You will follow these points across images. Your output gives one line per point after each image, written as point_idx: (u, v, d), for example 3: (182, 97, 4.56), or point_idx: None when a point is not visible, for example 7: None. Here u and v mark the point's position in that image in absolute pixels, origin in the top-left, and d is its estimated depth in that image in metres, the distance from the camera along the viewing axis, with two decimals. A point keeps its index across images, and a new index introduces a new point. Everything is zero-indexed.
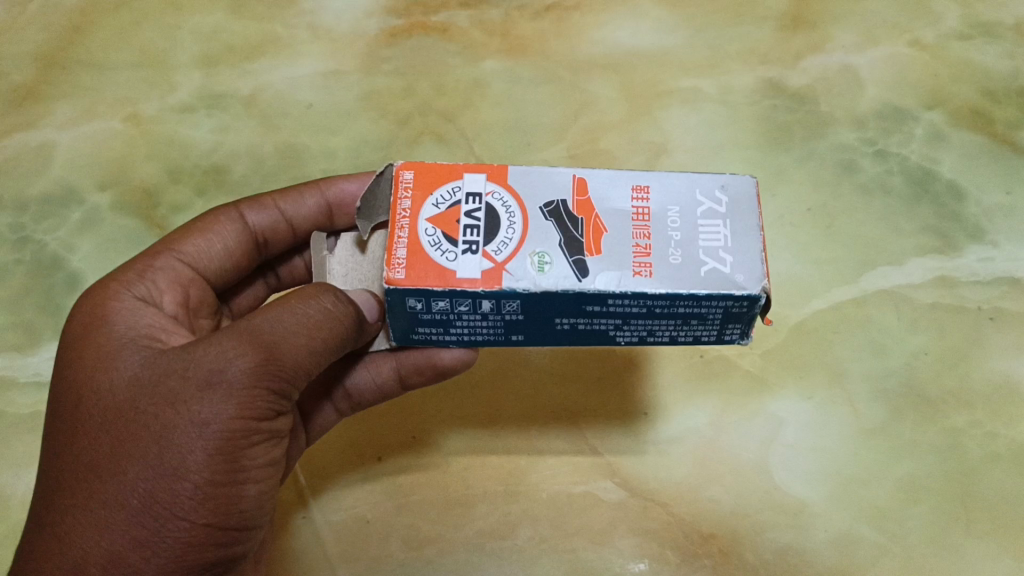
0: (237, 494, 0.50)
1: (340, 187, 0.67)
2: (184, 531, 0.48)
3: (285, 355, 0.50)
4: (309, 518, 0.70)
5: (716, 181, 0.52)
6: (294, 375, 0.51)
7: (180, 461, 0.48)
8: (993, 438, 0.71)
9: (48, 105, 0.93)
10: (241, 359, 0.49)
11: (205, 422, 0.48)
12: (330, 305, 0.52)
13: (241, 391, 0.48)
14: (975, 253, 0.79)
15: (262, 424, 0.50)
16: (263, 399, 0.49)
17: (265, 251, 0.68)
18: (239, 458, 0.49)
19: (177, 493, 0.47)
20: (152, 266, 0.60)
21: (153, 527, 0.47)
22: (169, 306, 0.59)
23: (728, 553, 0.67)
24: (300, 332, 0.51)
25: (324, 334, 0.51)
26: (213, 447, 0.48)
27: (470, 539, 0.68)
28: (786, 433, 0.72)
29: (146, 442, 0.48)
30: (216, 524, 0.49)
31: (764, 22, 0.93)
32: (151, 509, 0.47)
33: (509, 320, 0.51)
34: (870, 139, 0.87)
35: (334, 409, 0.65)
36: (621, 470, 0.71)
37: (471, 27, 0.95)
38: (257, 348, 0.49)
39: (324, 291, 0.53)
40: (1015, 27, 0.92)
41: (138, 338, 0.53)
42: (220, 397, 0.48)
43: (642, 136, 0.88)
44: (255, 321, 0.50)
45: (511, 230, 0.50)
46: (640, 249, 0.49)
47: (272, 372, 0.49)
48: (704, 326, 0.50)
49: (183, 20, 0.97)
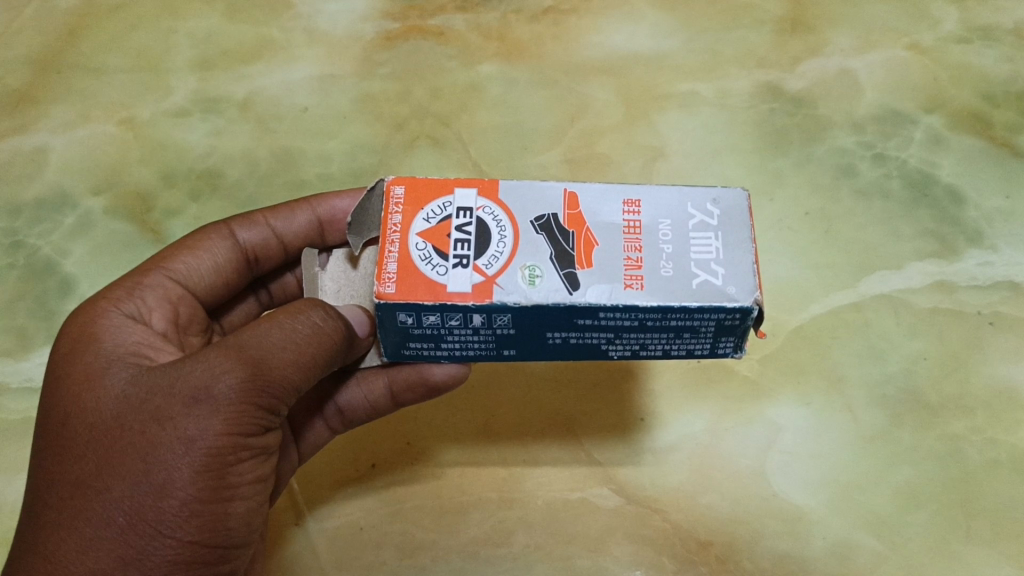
0: (224, 511, 0.49)
1: (332, 203, 0.67)
2: (170, 549, 0.47)
3: (272, 371, 0.50)
4: (302, 525, 0.69)
5: (707, 195, 0.51)
6: (282, 392, 0.50)
7: (166, 478, 0.47)
8: (993, 444, 0.70)
9: (43, 108, 0.92)
10: (227, 376, 0.48)
11: (191, 439, 0.47)
12: (319, 321, 0.51)
13: (228, 407, 0.48)
14: (974, 258, 0.79)
15: (249, 441, 0.49)
16: (251, 415, 0.49)
17: (256, 268, 0.67)
18: (226, 474, 0.49)
19: (163, 510, 0.47)
20: (141, 283, 0.59)
21: (139, 545, 0.47)
22: (159, 323, 0.58)
23: (725, 561, 0.66)
24: (288, 348, 0.50)
25: (314, 349, 0.51)
26: (200, 463, 0.48)
27: (464, 547, 0.67)
28: (783, 439, 0.71)
29: (133, 459, 0.47)
30: (203, 541, 0.48)
31: (761, 25, 0.93)
32: (138, 527, 0.47)
33: (500, 334, 0.50)
34: (868, 143, 0.86)
35: (325, 425, 0.64)
36: (617, 477, 0.70)
37: (468, 31, 0.95)
38: (244, 364, 0.49)
39: (314, 306, 0.52)
40: (1014, 31, 0.92)
41: (125, 355, 0.53)
42: (206, 413, 0.48)
43: (640, 139, 0.88)
44: (242, 337, 0.50)
45: (501, 244, 0.50)
46: (631, 262, 0.49)
47: (260, 389, 0.49)
48: (696, 339, 0.50)
49: (178, 24, 0.97)
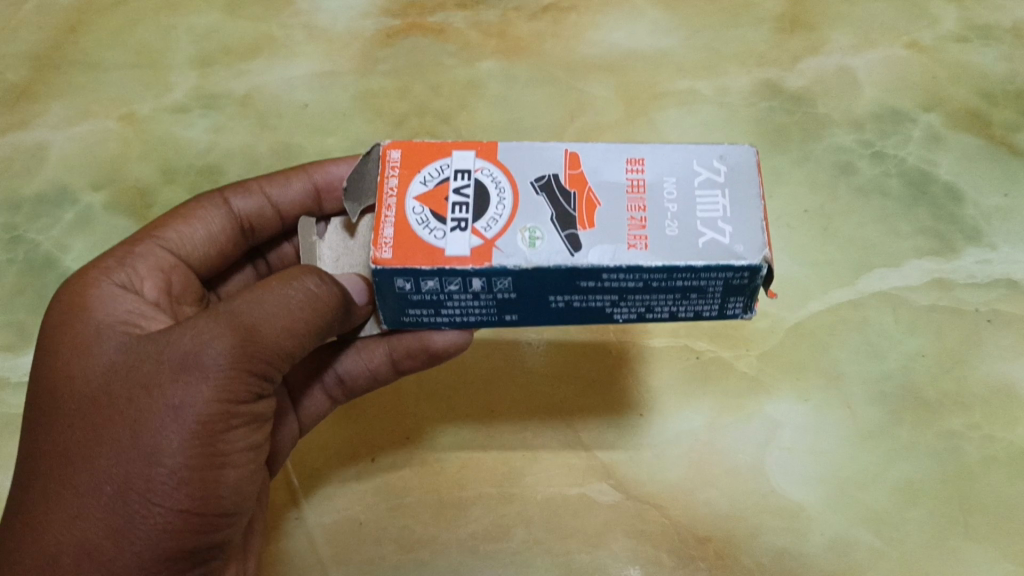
0: (216, 480, 0.49)
1: (329, 170, 0.67)
2: (161, 517, 0.47)
3: (265, 337, 0.49)
4: (301, 519, 0.69)
5: (708, 155, 0.51)
6: (275, 357, 0.50)
7: (156, 446, 0.47)
8: (990, 441, 0.71)
9: (43, 104, 0.92)
10: (218, 341, 0.48)
11: (181, 405, 0.47)
12: (314, 286, 0.51)
13: (218, 372, 0.48)
14: (972, 256, 0.79)
15: (241, 408, 0.49)
16: (242, 381, 0.49)
17: (252, 237, 0.67)
18: (217, 442, 0.49)
19: (152, 479, 0.47)
20: (133, 253, 0.59)
21: (129, 514, 0.47)
22: (151, 292, 0.58)
23: (723, 556, 0.66)
24: (281, 313, 0.50)
25: (306, 314, 0.51)
26: (189, 431, 0.48)
27: (463, 542, 0.67)
28: (782, 435, 0.71)
29: (122, 428, 0.48)
30: (195, 511, 0.48)
31: (761, 24, 0.93)
32: (127, 495, 0.47)
33: (501, 299, 0.50)
34: (867, 141, 0.87)
35: (324, 394, 0.65)
36: (616, 472, 0.70)
37: (467, 28, 0.95)
38: (235, 329, 0.49)
39: (309, 271, 0.52)
40: (1013, 30, 0.92)
41: (115, 323, 0.52)
42: (196, 380, 0.48)
43: (639, 137, 0.88)
44: (235, 302, 0.50)
45: (500, 206, 0.50)
46: (635, 222, 0.49)
47: (251, 354, 0.49)
48: (703, 299, 0.50)
49: (178, 21, 0.97)
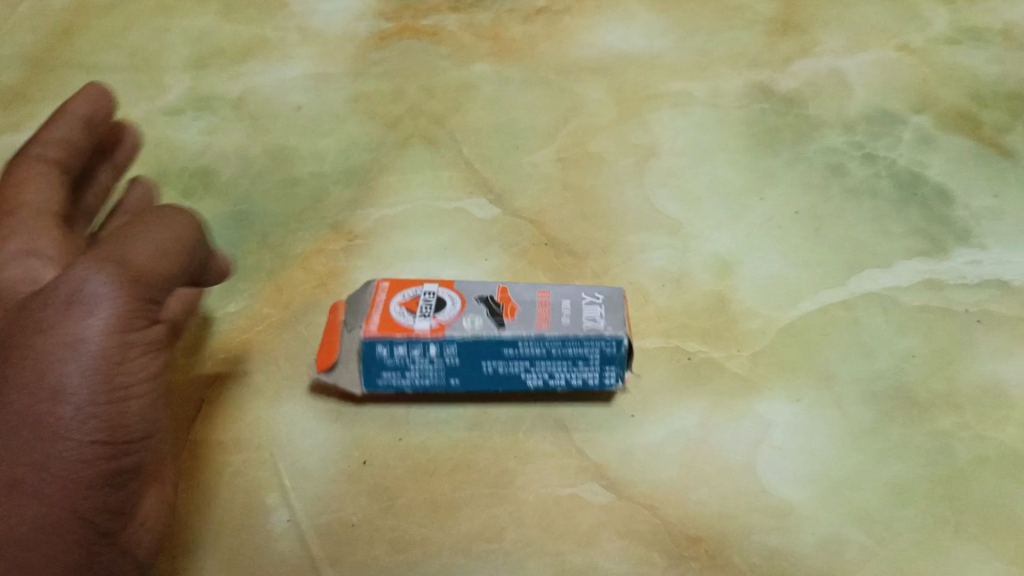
0: (121, 410, 0.58)
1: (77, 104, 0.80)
2: (73, 449, 0.55)
3: (140, 270, 0.61)
4: (292, 520, 0.68)
5: None
6: (154, 284, 0.62)
7: (58, 383, 0.55)
8: (982, 441, 0.71)
9: (36, 105, 0.92)
10: (96, 275, 0.58)
11: (81, 341, 0.56)
12: (179, 225, 0.67)
13: (105, 307, 0.57)
14: (963, 256, 0.80)
15: (134, 341, 0.59)
16: (134, 316, 0.59)
17: (73, 168, 0.79)
18: (115, 375, 0.57)
19: (58, 413, 0.55)
20: (25, 220, 0.71)
21: (43, 446, 0.54)
22: (51, 250, 0.70)
23: (715, 555, 0.66)
24: (145, 250, 0.63)
25: (163, 248, 0.64)
26: (90, 365, 0.56)
27: (456, 542, 0.67)
28: (774, 435, 0.71)
29: (12, 365, 0.55)
30: (106, 440, 0.57)
31: (752, 25, 0.96)
32: (38, 430, 0.54)
33: None
34: (858, 143, 0.87)
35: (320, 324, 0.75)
36: (608, 472, 0.70)
37: (461, 30, 0.97)
38: (113, 265, 0.59)
39: (181, 212, 0.68)
40: (1002, 32, 0.95)
41: (16, 283, 0.65)
42: (85, 315, 0.56)
43: (631, 138, 0.88)
44: (107, 249, 0.61)
45: None
46: None
47: (138, 285, 0.60)
48: (588, 368, 0.71)
49: (173, 24, 0.99)
